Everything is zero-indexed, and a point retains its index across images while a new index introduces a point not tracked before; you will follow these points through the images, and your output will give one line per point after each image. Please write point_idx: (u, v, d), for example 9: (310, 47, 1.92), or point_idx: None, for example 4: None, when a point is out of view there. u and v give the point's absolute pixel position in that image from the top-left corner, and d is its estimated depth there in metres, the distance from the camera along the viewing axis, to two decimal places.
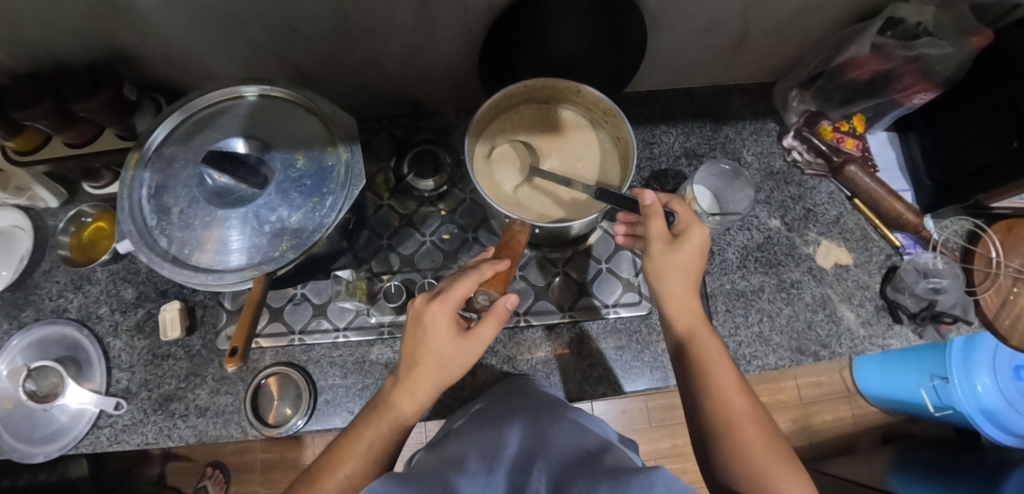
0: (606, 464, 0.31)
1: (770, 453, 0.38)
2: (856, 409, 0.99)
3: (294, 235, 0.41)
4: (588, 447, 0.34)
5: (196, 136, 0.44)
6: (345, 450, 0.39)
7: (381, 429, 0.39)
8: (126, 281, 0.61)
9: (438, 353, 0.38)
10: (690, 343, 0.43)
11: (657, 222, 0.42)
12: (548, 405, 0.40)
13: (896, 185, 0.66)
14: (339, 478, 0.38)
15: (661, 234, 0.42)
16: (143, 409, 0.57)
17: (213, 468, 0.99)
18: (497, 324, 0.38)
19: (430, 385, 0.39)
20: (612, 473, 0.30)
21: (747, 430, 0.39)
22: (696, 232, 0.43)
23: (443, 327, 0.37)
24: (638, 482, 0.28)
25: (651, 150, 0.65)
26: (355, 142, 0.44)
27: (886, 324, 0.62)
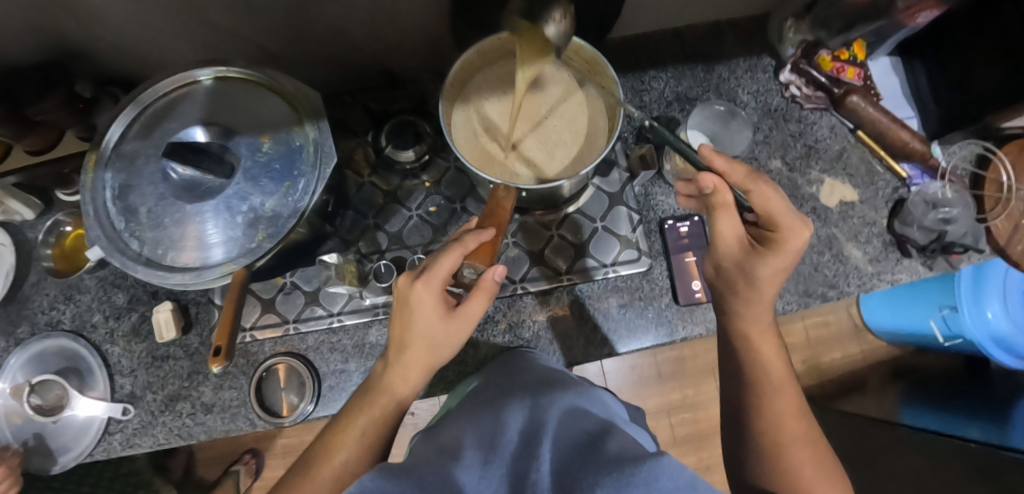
0: (611, 448, 0.30)
1: (820, 477, 0.41)
2: (865, 346, 0.97)
3: (270, 223, 0.39)
4: (588, 429, 0.32)
5: (154, 128, 0.42)
6: (338, 437, 0.39)
7: (372, 415, 0.39)
8: (116, 286, 0.59)
9: (423, 332, 0.37)
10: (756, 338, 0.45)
11: (725, 217, 0.41)
12: (550, 384, 0.39)
13: (901, 113, 0.63)
14: (334, 465, 0.38)
15: (731, 231, 0.42)
16: (150, 411, 0.57)
17: (249, 455, 1.01)
18: (486, 299, 0.37)
19: (421, 368, 0.38)
20: (616, 464, 0.28)
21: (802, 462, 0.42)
22: (789, 239, 0.40)
23: (430, 307, 0.36)
24: (642, 475, 0.26)
25: (641, 99, 0.62)
26: (323, 119, 0.41)
27: (894, 260, 0.60)
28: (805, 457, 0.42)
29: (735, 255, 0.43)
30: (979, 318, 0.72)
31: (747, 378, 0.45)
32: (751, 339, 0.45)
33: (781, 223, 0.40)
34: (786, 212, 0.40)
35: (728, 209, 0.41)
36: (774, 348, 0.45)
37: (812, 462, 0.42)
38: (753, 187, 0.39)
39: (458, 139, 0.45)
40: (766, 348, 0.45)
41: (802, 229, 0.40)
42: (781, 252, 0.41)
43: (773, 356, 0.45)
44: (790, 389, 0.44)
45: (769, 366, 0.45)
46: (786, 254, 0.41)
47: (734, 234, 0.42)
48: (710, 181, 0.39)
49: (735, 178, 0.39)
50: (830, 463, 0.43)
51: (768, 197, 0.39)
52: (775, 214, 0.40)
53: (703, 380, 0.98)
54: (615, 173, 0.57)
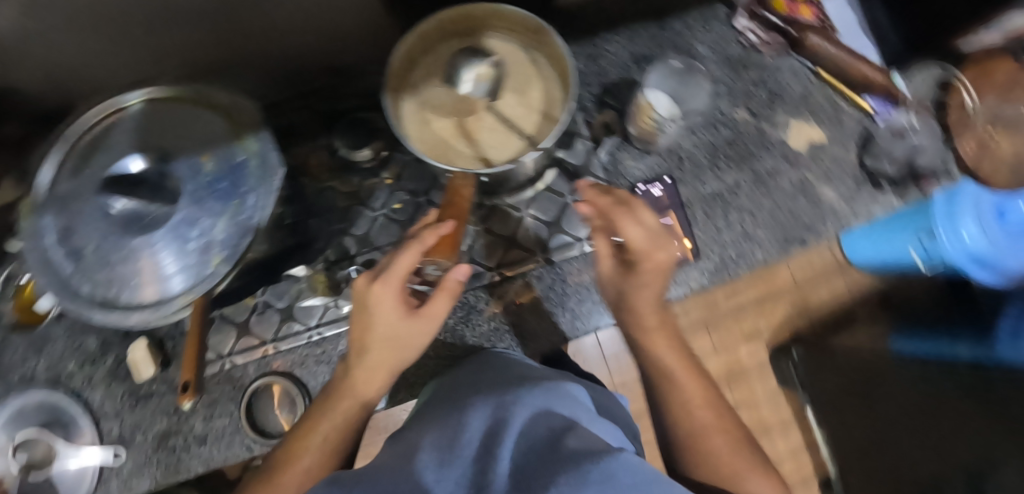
0: (577, 447, 0.26)
1: (739, 461, 0.41)
2: (850, 282, 0.96)
3: (224, 246, 0.37)
4: (553, 424, 0.29)
5: (88, 164, 0.39)
6: (301, 443, 0.39)
7: (336, 420, 0.40)
8: (87, 330, 0.57)
9: (384, 333, 0.37)
10: (649, 334, 0.46)
11: (602, 242, 0.45)
12: (522, 382, 0.37)
13: (858, 44, 0.62)
14: (298, 472, 0.38)
15: (607, 251, 0.45)
16: (143, 451, 0.55)
17: None
18: (449, 299, 0.37)
19: (385, 369, 0.39)
20: (571, 459, 0.24)
21: (718, 445, 0.42)
22: (643, 258, 0.43)
23: (388, 308, 0.36)
24: (599, 472, 0.23)
25: (598, 64, 0.60)
26: (263, 129, 0.39)
27: (869, 195, 0.60)
28: (722, 444, 0.42)
29: (611, 276, 0.46)
30: None
31: (654, 376, 0.45)
32: (646, 332, 0.46)
33: (635, 245, 0.42)
34: (644, 237, 0.42)
35: (603, 231, 0.44)
36: (666, 340, 0.46)
37: (730, 449, 0.42)
38: (611, 214, 0.43)
39: (405, 126, 0.42)
40: (658, 344, 0.45)
41: (656, 252, 0.43)
42: (646, 270, 0.43)
43: (668, 350, 0.45)
44: (695, 380, 0.44)
45: (668, 361, 0.45)
46: (652, 272, 0.44)
47: (610, 257, 0.46)
48: (586, 210, 0.44)
49: (599, 207, 0.44)
50: (746, 449, 0.43)
51: (623, 223, 0.42)
52: (633, 242, 0.42)
53: (701, 335, 0.97)
54: (579, 144, 0.57)
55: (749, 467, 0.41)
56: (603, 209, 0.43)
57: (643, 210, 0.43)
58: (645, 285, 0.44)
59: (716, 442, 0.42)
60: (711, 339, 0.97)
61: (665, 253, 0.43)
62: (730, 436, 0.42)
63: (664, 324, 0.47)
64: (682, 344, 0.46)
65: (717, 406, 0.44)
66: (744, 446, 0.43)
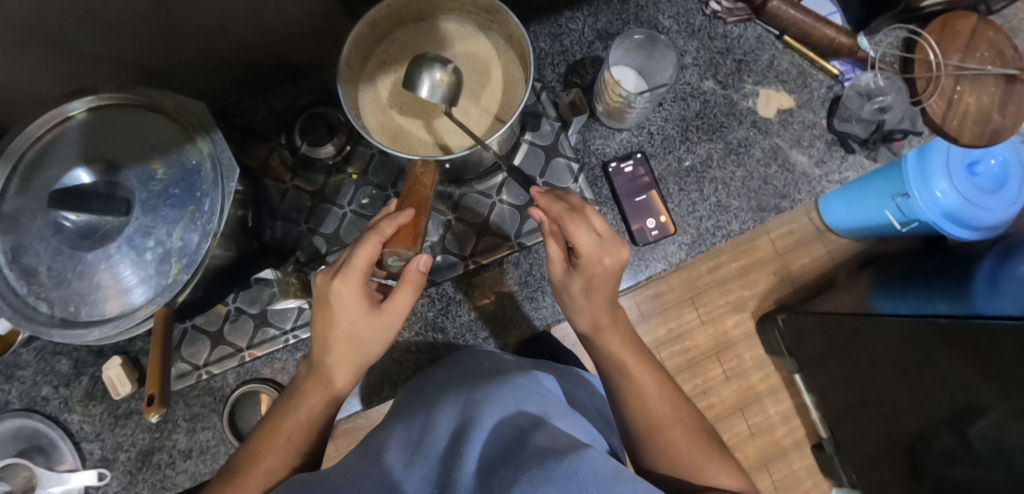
0: (540, 443, 0.29)
1: (695, 451, 0.43)
2: (829, 246, 0.99)
3: (182, 254, 0.36)
4: (519, 424, 0.33)
5: (34, 180, 0.37)
6: (263, 443, 0.39)
7: (300, 419, 0.40)
8: (57, 352, 0.56)
9: (346, 328, 0.37)
10: (600, 333, 0.45)
11: (553, 244, 0.42)
12: (499, 376, 0.41)
13: (823, 9, 0.62)
14: (260, 472, 0.38)
15: (557, 256, 0.42)
16: (128, 471, 0.54)
17: None
18: (412, 292, 0.37)
19: (348, 364, 0.39)
20: (537, 459, 0.27)
21: (675, 435, 0.43)
22: (591, 266, 0.40)
23: (350, 302, 0.36)
24: (562, 470, 0.26)
25: (562, 43, 0.59)
26: (213, 130, 0.37)
27: (840, 158, 0.60)
28: (679, 434, 0.43)
29: (560, 278, 0.44)
30: (930, 198, 0.74)
31: (611, 371, 0.45)
32: (599, 331, 0.45)
33: (582, 253, 0.39)
34: (592, 243, 0.39)
35: (554, 236, 0.42)
36: (619, 338, 0.45)
37: (686, 438, 0.43)
38: (561, 218, 0.40)
39: (369, 121, 0.42)
40: (612, 341, 0.45)
41: (605, 258, 0.40)
42: (592, 272, 0.41)
43: (621, 348, 0.45)
44: (653, 373, 0.45)
45: (623, 358, 0.45)
46: (597, 275, 0.41)
47: (560, 260, 0.43)
48: (538, 213, 0.42)
49: (551, 212, 0.41)
50: (701, 437, 0.44)
51: (573, 229, 0.39)
52: (581, 247, 0.39)
53: (687, 310, 0.99)
54: (545, 124, 0.55)
55: (705, 454, 0.43)
56: (554, 212, 0.40)
57: (596, 217, 0.41)
58: (594, 284, 0.42)
59: (674, 433, 0.43)
60: (698, 312, 0.99)
61: (612, 258, 0.40)
62: (686, 427, 0.44)
63: (619, 324, 0.46)
64: (636, 340, 0.47)
65: (672, 397, 0.45)
66: (697, 434, 0.44)
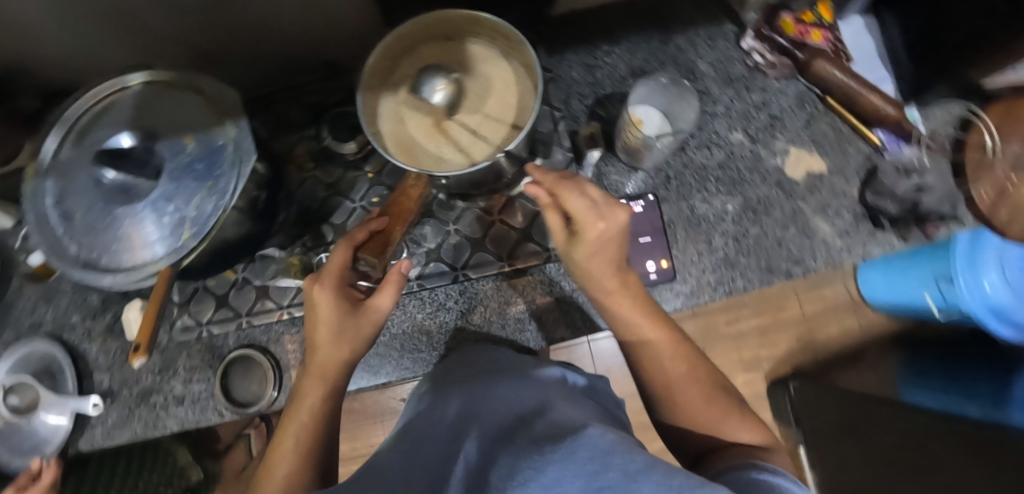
0: (536, 429, 0.28)
1: (711, 410, 0.43)
2: (863, 320, 0.93)
3: (193, 223, 0.39)
4: (522, 413, 0.31)
5: (89, 137, 0.42)
6: (276, 453, 0.39)
7: (303, 420, 0.40)
8: (91, 287, 0.62)
9: (330, 329, 0.38)
10: (612, 298, 0.44)
11: (552, 216, 0.42)
12: (497, 374, 0.40)
13: (874, 75, 0.59)
14: (279, 480, 0.37)
15: (558, 225, 0.42)
16: (127, 405, 0.59)
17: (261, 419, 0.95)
18: (394, 290, 0.39)
19: (338, 369, 0.40)
20: (537, 443, 0.25)
21: (689, 393, 0.44)
22: (586, 230, 0.40)
23: (334, 302, 0.38)
24: (562, 451, 0.24)
25: (594, 75, 0.60)
26: (242, 117, 0.41)
27: (866, 233, 0.57)
28: (694, 393, 0.44)
29: (564, 247, 0.43)
30: (976, 289, 0.69)
31: (631, 342, 0.46)
32: (609, 297, 0.44)
33: (577, 217, 0.39)
34: (586, 208, 0.39)
35: (552, 208, 0.42)
36: (632, 302, 0.45)
37: (703, 397, 0.44)
38: (556, 187, 0.40)
39: (382, 127, 0.44)
40: (624, 306, 0.45)
41: (599, 223, 0.39)
42: (587, 243, 0.40)
43: (632, 313, 0.45)
44: (663, 335, 0.45)
45: (635, 320, 0.45)
46: (593, 246, 0.41)
47: (560, 229, 0.43)
48: (534, 191, 0.41)
49: (546, 185, 0.41)
50: (717, 392, 0.45)
51: (567, 196, 0.39)
52: (576, 213, 0.39)
53: None
54: (558, 153, 0.56)
55: (723, 411, 0.43)
56: (549, 184, 0.40)
57: (590, 184, 0.40)
58: (593, 259, 0.42)
59: (687, 390, 0.44)
60: None
61: (607, 224, 0.39)
62: (701, 385, 0.44)
63: (632, 288, 0.45)
64: (653, 306, 0.46)
65: (690, 358, 0.45)
66: (715, 391, 0.44)
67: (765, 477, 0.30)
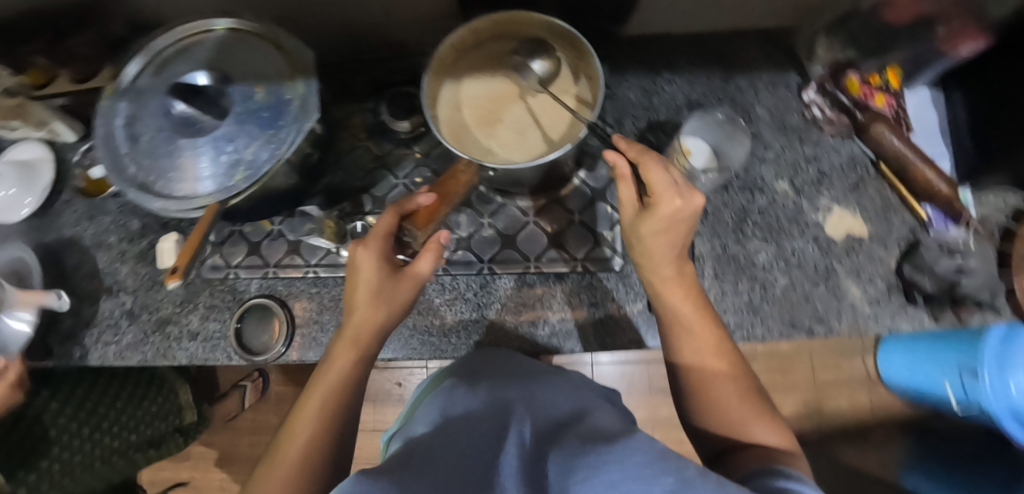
0: (582, 434, 0.31)
1: (745, 407, 0.41)
2: (875, 399, 0.94)
3: (248, 166, 0.41)
4: (559, 419, 0.34)
5: (167, 70, 0.45)
6: (299, 418, 0.38)
7: (330, 382, 0.39)
8: (133, 213, 0.65)
9: (368, 289, 0.38)
10: (664, 285, 0.43)
11: (625, 188, 0.41)
12: (534, 378, 0.41)
13: (933, 149, 0.58)
14: (298, 446, 0.37)
15: (629, 200, 0.42)
16: (143, 329, 0.61)
17: (257, 373, 1.06)
18: (434, 257, 0.39)
19: (370, 337, 0.40)
20: (587, 448, 0.28)
21: (724, 390, 0.42)
22: (662, 205, 0.38)
23: (378, 264, 0.38)
24: (614, 457, 0.26)
25: (651, 100, 0.60)
26: (313, 77, 0.43)
27: (897, 305, 0.56)
28: (730, 390, 0.42)
29: (630, 222, 0.42)
30: (1000, 388, 0.70)
31: (671, 331, 0.45)
32: (663, 284, 0.43)
33: (656, 191, 0.38)
34: (667, 183, 0.38)
35: (626, 180, 0.41)
36: (684, 293, 0.44)
37: (739, 395, 0.42)
38: (641, 158, 0.40)
39: (440, 106, 0.46)
40: (675, 295, 0.43)
41: (677, 199, 0.38)
42: (657, 219, 0.39)
43: (683, 301, 0.43)
44: (707, 329, 0.43)
45: (683, 311, 0.44)
46: (662, 222, 0.39)
47: (631, 204, 0.42)
48: (614, 157, 0.41)
49: (631, 154, 0.41)
50: (753, 393, 0.43)
51: (649, 167, 0.39)
52: (654, 185, 0.38)
53: None
54: (603, 169, 0.56)
55: (757, 413, 0.41)
56: (634, 155, 0.40)
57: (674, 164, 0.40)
58: (657, 237, 0.41)
59: (722, 387, 0.42)
60: None
61: (685, 203, 0.38)
62: (739, 385, 0.42)
63: (688, 276, 0.44)
64: (703, 300, 0.44)
65: (731, 355, 0.43)
66: (753, 394, 0.43)
67: (789, 485, 0.28)
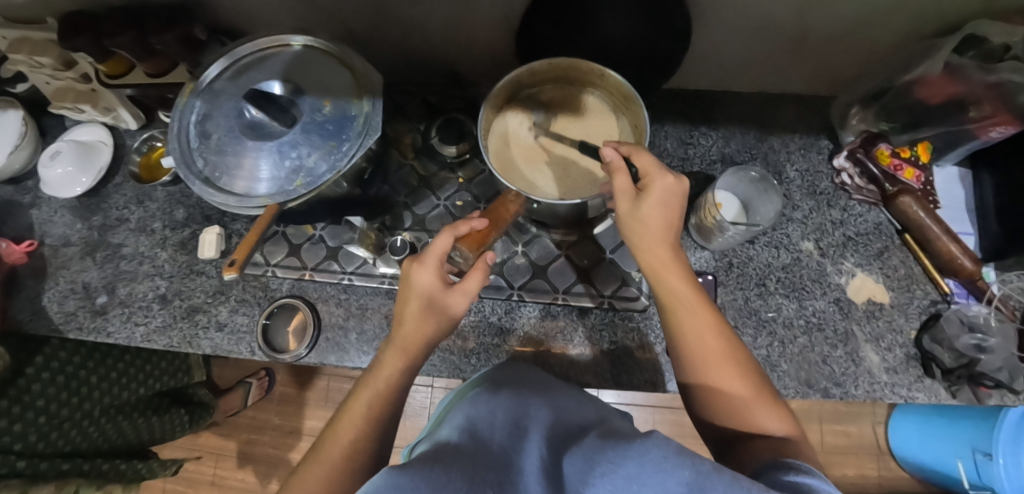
0: (601, 433, 0.33)
1: (750, 391, 0.38)
2: (884, 470, 0.95)
3: (309, 174, 0.44)
4: (583, 423, 0.36)
5: (243, 76, 0.48)
6: (344, 418, 0.39)
7: (377, 387, 0.40)
8: (180, 202, 0.68)
9: (419, 304, 0.39)
10: (658, 266, 0.41)
11: (620, 177, 0.41)
12: (550, 386, 0.41)
13: (958, 226, 0.59)
14: (342, 444, 0.38)
15: (626, 189, 0.41)
16: (173, 314, 0.63)
17: (263, 372, 1.08)
18: (480, 277, 0.39)
19: (417, 349, 0.41)
20: (610, 443, 0.30)
21: (729, 378, 0.39)
22: (656, 182, 0.40)
23: (431, 280, 0.38)
24: (636, 448, 0.27)
25: (686, 151, 0.63)
26: (378, 97, 0.46)
27: (915, 377, 0.56)
28: (733, 377, 0.39)
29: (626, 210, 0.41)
30: (1014, 472, 0.69)
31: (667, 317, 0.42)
32: (658, 263, 0.41)
33: (650, 172, 0.40)
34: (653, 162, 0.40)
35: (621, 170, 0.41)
36: (679, 272, 0.41)
37: (744, 378, 0.39)
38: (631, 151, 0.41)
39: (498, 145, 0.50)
40: (671, 276, 0.41)
41: (669, 177, 0.40)
42: (654, 198, 0.40)
43: (680, 283, 0.41)
44: (704, 311, 0.41)
45: (680, 294, 0.41)
46: (657, 199, 0.40)
47: (626, 193, 0.41)
48: (606, 152, 0.42)
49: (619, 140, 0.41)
50: (761, 380, 0.40)
51: (639, 153, 0.40)
52: (644, 167, 0.40)
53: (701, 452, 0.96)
54: None
55: (765, 401, 0.38)
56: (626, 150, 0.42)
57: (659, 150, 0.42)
58: (651, 216, 0.40)
59: (723, 374, 0.39)
60: None
61: (673, 181, 0.40)
62: (742, 370, 0.39)
63: (681, 255, 0.42)
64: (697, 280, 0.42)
65: (729, 333, 0.41)
66: (760, 380, 0.40)
67: (798, 478, 0.28)
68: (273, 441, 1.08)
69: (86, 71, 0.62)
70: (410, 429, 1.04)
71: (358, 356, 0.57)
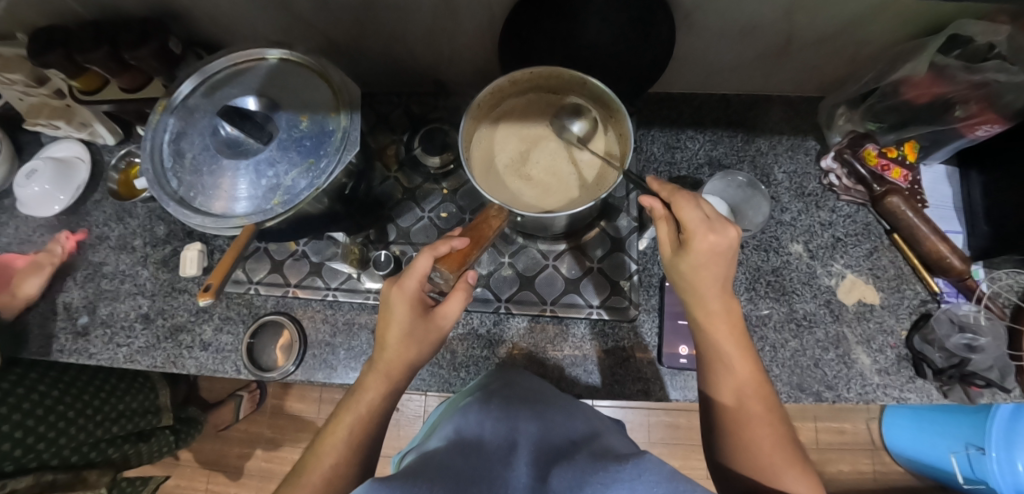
0: (595, 452, 0.32)
1: (779, 452, 0.39)
2: (878, 465, 0.96)
3: (287, 192, 0.43)
4: (575, 437, 0.35)
5: (217, 92, 0.47)
6: (326, 442, 0.39)
7: (360, 413, 0.39)
8: (160, 219, 0.66)
9: (401, 327, 0.38)
10: (708, 320, 0.42)
11: (664, 227, 0.42)
12: (543, 402, 0.40)
13: (946, 225, 0.59)
14: (324, 469, 0.37)
15: (666, 240, 0.42)
16: (157, 335, 0.62)
17: (254, 385, 1.07)
18: (462, 299, 0.39)
19: (399, 370, 0.40)
20: (601, 464, 0.30)
21: (760, 434, 0.40)
22: (696, 241, 0.38)
23: (412, 302, 0.38)
24: (628, 470, 0.28)
25: (673, 155, 0.62)
26: (356, 112, 0.45)
27: (906, 377, 0.56)
28: (766, 436, 0.40)
29: (669, 263, 0.42)
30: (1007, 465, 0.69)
31: (710, 362, 0.44)
32: (708, 318, 0.42)
33: (689, 228, 0.39)
34: (699, 219, 0.39)
35: (665, 219, 0.42)
36: (729, 330, 0.42)
37: (776, 444, 0.39)
38: (672, 198, 0.40)
39: None
40: (720, 333, 0.42)
41: (711, 234, 0.38)
42: (697, 256, 0.39)
43: (727, 340, 0.42)
44: (747, 372, 0.42)
45: (726, 350, 0.42)
46: (700, 259, 0.39)
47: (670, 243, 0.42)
48: (650, 201, 0.42)
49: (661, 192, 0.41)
50: (792, 444, 0.40)
51: (682, 205, 0.39)
52: (687, 223, 0.39)
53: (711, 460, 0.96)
54: (624, 219, 0.58)
55: (795, 467, 0.38)
56: (666, 195, 0.41)
57: (706, 200, 0.40)
58: (697, 279, 0.40)
59: (757, 434, 0.40)
60: None
61: (719, 239, 0.38)
62: (777, 432, 0.40)
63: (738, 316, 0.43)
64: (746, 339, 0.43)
65: (770, 399, 0.42)
66: (790, 444, 0.40)
67: None
68: (266, 454, 1.07)
69: (59, 87, 0.60)
70: (404, 439, 1.03)
71: (345, 372, 0.56)
